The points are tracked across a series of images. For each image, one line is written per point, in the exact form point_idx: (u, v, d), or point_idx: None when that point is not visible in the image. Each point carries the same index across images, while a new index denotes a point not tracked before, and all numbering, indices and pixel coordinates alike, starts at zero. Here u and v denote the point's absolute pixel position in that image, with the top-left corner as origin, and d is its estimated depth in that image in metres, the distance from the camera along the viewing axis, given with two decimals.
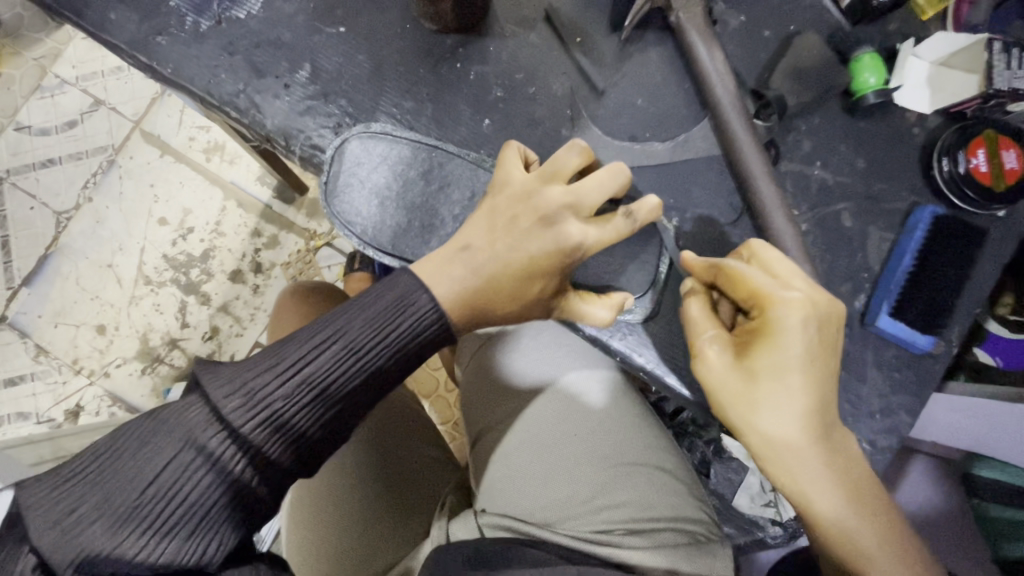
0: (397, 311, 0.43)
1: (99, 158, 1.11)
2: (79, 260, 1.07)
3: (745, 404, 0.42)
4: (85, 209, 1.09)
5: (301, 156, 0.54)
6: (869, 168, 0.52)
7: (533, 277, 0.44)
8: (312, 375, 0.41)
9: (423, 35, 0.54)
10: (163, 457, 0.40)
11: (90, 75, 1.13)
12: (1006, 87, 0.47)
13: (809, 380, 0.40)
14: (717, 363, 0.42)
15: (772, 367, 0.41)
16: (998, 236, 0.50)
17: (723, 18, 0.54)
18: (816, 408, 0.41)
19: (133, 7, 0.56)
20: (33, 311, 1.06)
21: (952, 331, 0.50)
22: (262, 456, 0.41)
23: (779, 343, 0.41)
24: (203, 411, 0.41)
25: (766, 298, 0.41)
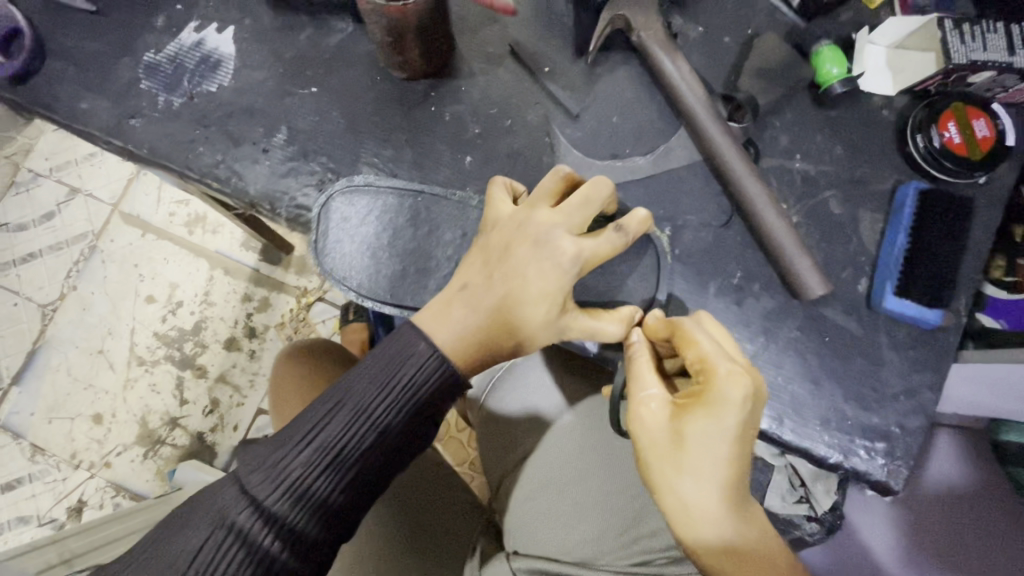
0: (397, 362, 0.42)
1: (81, 245, 1.10)
2: (69, 350, 1.05)
3: (668, 469, 0.40)
4: (70, 298, 1.07)
5: (288, 217, 0.54)
6: (847, 154, 0.53)
7: (534, 301, 0.42)
8: (328, 440, 0.40)
9: (393, 84, 0.55)
10: (196, 540, 0.39)
11: (63, 165, 1.14)
12: (965, 61, 0.48)
13: (737, 454, 0.39)
14: (648, 420, 0.41)
15: (701, 435, 0.39)
16: (985, 202, 0.51)
17: (682, 31, 0.55)
18: (737, 484, 0.39)
19: (103, 94, 0.56)
20: (26, 410, 1.03)
21: (959, 301, 0.50)
22: (290, 527, 0.40)
23: (712, 416, 0.39)
24: (233, 489, 0.40)
25: (707, 365, 0.40)
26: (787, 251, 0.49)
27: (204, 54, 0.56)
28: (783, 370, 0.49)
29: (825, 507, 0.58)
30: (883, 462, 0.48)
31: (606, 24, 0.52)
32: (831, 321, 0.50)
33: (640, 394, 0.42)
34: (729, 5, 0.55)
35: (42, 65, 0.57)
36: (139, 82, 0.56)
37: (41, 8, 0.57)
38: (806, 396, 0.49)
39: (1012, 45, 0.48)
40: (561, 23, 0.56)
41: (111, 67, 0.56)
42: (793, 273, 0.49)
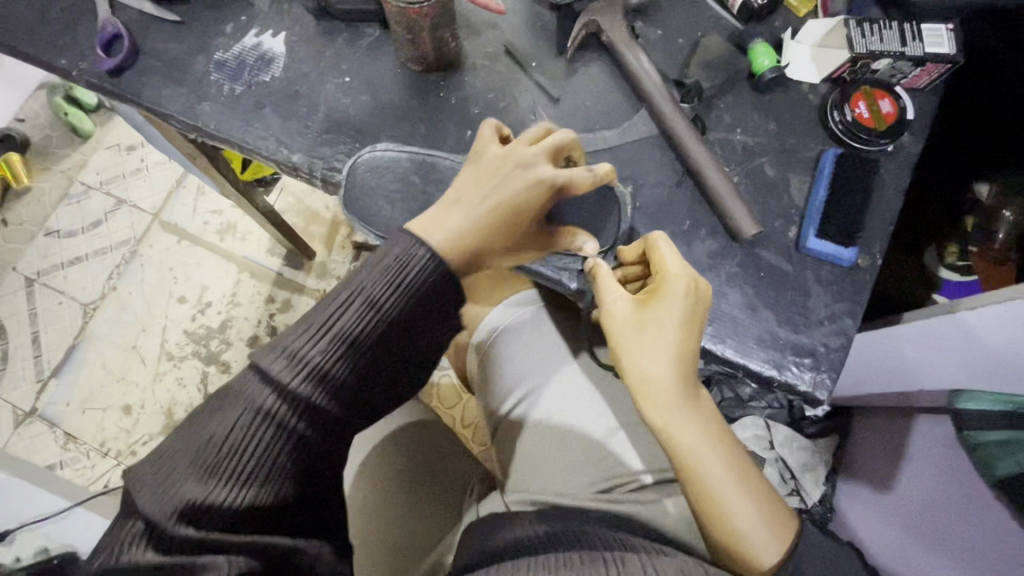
0: (400, 264, 0.52)
1: (123, 249, 1.43)
2: (105, 346, 1.35)
3: (633, 347, 0.52)
4: (110, 297, 1.39)
5: (323, 179, 0.67)
6: (779, 128, 0.64)
7: (522, 213, 0.55)
8: (343, 331, 0.51)
9: (411, 75, 0.69)
10: (229, 420, 0.49)
11: (112, 179, 1.49)
12: (865, 52, 0.60)
13: (683, 335, 0.51)
14: (615, 314, 0.53)
15: (657, 318, 0.52)
16: (893, 166, 0.62)
17: (644, 33, 0.68)
18: (684, 359, 0.52)
19: (180, 84, 0.70)
20: (61, 401, 1.32)
21: (873, 245, 0.60)
22: (310, 407, 0.50)
23: (667, 304, 0.51)
24: (256, 380, 0.50)
25: (662, 270, 0.53)
26: (727, 201, 0.60)
27: (261, 52, 0.70)
28: (726, 298, 0.59)
29: (812, 497, 0.83)
30: (811, 375, 0.57)
31: (580, 28, 0.66)
32: (766, 260, 0.60)
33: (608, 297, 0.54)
34: (682, 13, 0.68)
35: (134, 63, 0.71)
36: (209, 75, 0.70)
37: (136, 19, 0.72)
38: (745, 320, 0.59)
39: (904, 38, 0.60)
40: (547, 29, 0.70)
41: (187, 64, 0.71)
42: (731, 219, 0.60)
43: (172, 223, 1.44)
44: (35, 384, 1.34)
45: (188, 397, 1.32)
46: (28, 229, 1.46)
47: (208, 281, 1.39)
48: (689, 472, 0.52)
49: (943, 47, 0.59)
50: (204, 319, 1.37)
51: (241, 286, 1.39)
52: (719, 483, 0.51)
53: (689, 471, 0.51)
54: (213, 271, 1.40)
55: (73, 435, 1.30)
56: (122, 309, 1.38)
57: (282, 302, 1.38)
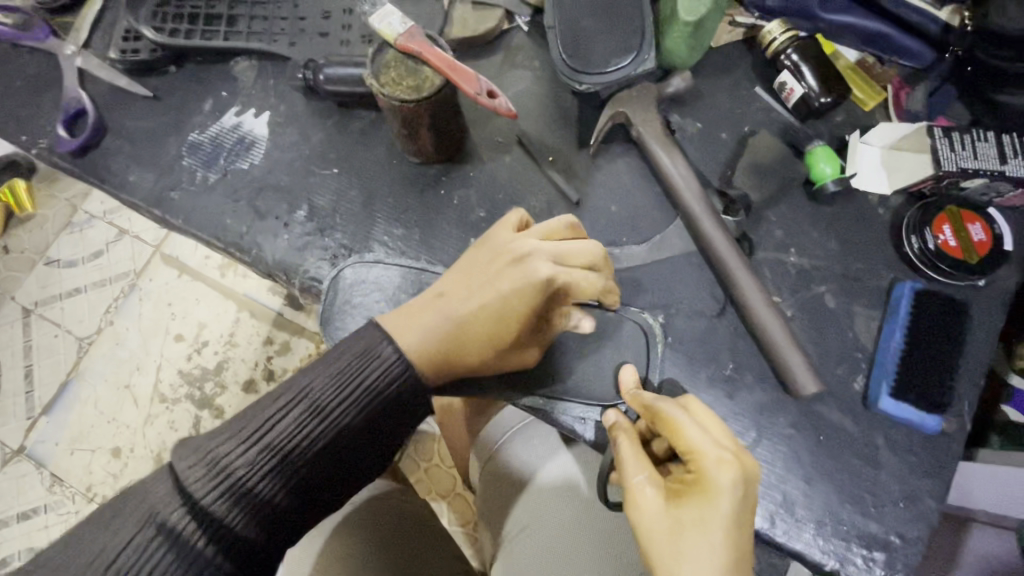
0: (360, 362, 0.44)
1: (122, 283, 1.36)
2: (98, 383, 1.28)
3: (668, 557, 0.39)
4: (106, 332, 1.32)
5: (301, 287, 0.58)
6: (842, 249, 0.54)
7: (502, 314, 0.45)
8: (277, 439, 0.42)
9: (409, 168, 0.60)
10: (120, 539, 0.38)
11: (116, 209, 1.42)
12: (955, 168, 0.50)
13: (733, 543, 0.39)
14: (642, 507, 0.42)
15: (698, 521, 0.39)
16: (985, 305, 0.51)
17: (680, 127, 0.58)
18: (736, 573, 0.39)
19: (150, 168, 0.62)
20: (50, 440, 1.26)
21: (960, 406, 0.49)
22: (225, 529, 0.40)
23: (711, 502, 0.39)
24: (166, 488, 0.40)
25: (698, 451, 0.41)
26: (777, 347, 0.49)
27: (241, 135, 0.62)
28: (774, 468, 0.48)
29: None
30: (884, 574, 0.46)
31: (606, 119, 0.56)
32: (825, 418, 0.49)
33: (632, 478, 0.43)
34: (726, 105, 0.59)
35: (100, 141, 0.63)
36: (181, 160, 0.62)
37: (106, 92, 0.65)
38: (799, 496, 0.47)
39: (1003, 154, 0.50)
40: (567, 116, 0.60)
41: (160, 146, 0.63)
42: (784, 368, 0.49)
43: (174, 257, 1.36)
44: (25, 422, 1.27)
45: None
46: (28, 257, 1.39)
47: (206, 319, 1.32)
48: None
49: None
50: (199, 359, 1.29)
51: (240, 326, 1.30)
52: None
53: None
54: (211, 308, 1.32)
55: (59, 478, 1.23)
56: (116, 344, 1.30)
57: (281, 344, 1.30)
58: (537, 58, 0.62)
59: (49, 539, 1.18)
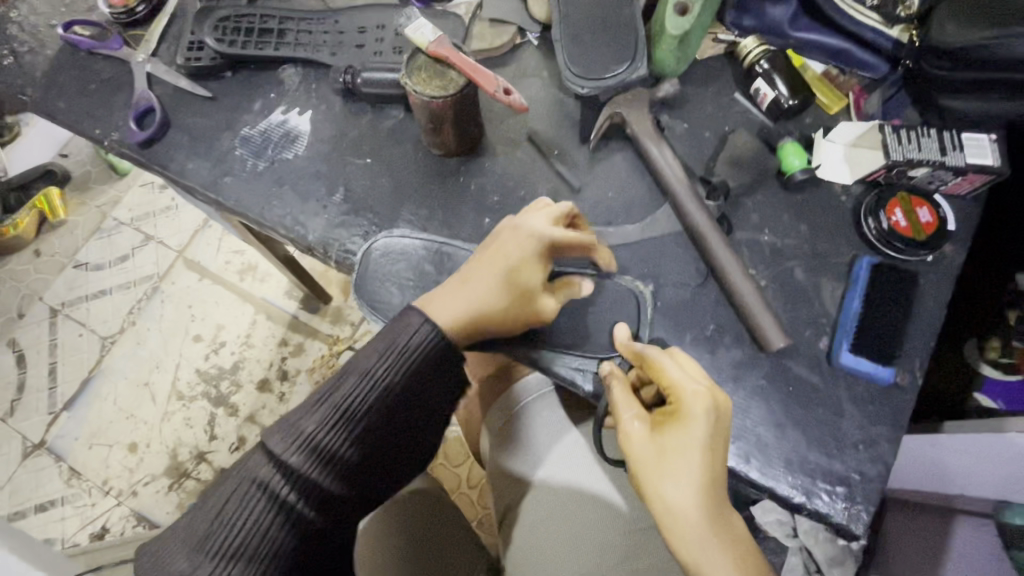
0: (398, 333, 0.54)
1: (145, 285, 1.52)
2: (119, 380, 1.42)
3: (653, 476, 0.47)
4: (128, 331, 1.47)
5: (336, 260, 0.66)
6: (810, 230, 0.61)
7: (518, 269, 0.54)
8: (338, 402, 0.52)
9: (432, 159, 0.68)
10: (229, 491, 0.50)
11: (144, 217, 1.59)
12: (902, 158, 0.58)
13: (708, 461, 0.46)
14: (633, 438, 0.49)
15: (677, 444, 0.47)
16: (933, 279, 0.58)
17: (670, 126, 0.67)
18: (710, 487, 0.46)
19: (206, 157, 0.71)
20: (70, 435, 1.39)
21: (912, 364, 0.56)
22: (305, 480, 0.50)
23: (687, 428, 0.47)
24: (260, 452, 0.51)
25: (677, 387, 0.48)
26: (752, 310, 0.57)
27: (286, 130, 0.71)
28: (751, 415, 0.55)
29: None
30: (844, 507, 0.52)
31: (605, 118, 0.65)
32: (795, 374, 0.56)
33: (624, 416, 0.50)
34: (709, 107, 0.67)
35: (163, 135, 0.73)
36: (233, 151, 0.71)
37: (170, 93, 0.75)
38: (772, 440, 0.54)
39: (944, 148, 0.58)
40: (571, 117, 0.69)
41: (215, 139, 0.72)
42: (758, 328, 0.57)
43: (196, 262, 1.52)
44: (47, 417, 1.41)
45: (193, 438, 1.38)
46: (59, 260, 1.56)
47: (224, 320, 1.47)
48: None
49: (987, 158, 0.57)
50: (216, 358, 1.43)
51: (256, 327, 1.45)
52: None
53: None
54: (230, 310, 1.47)
55: (77, 471, 1.36)
56: (138, 343, 1.45)
57: (294, 345, 1.44)
58: (545, 68, 0.72)
59: (65, 531, 1.30)
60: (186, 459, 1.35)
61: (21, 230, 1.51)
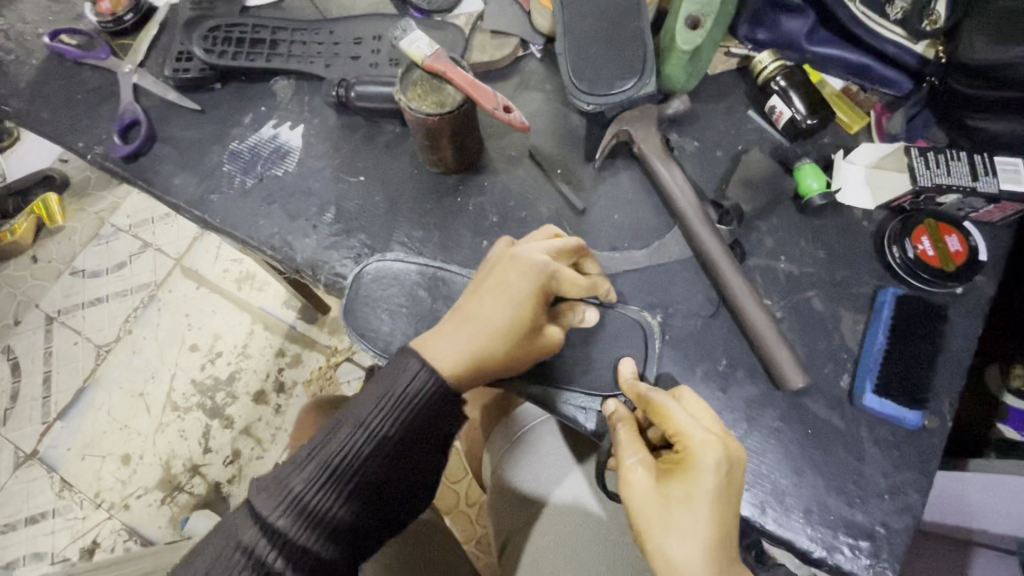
0: (394, 381, 0.50)
1: (142, 294, 1.49)
2: (113, 390, 1.39)
3: (657, 531, 0.43)
4: (124, 340, 1.44)
5: (326, 283, 0.63)
6: (829, 257, 0.58)
7: (522, 309, 0.50)
8: (327, 458, 0.48)
9: (429, 177, 0.65)
10: (210, 557, 0.46)
11: (141, 223, 1.56)
12: (930, 184, 0.54)
13: (718, 517, 0.42)
14: (635, 489, 0.45)
15: (683, 497, 0.43)
16: (963, 313, 0.54)
17: (679, 144, 0.64)
18: (720, 546, 0.42)
19: (193, 173, 0.68)
20: (62, 445, 1.36)
21: (940, 405, 0.52)
22: (292, 544, 0.47)
23: (696, 480, 0.43)
24: (245, 514, 0.48)
25: (685, 433, 0.44)
26: (769, 346, 0.53)
27: (277, 145, 0.68)
28: (765, 459, 0.51)
29: None
30: (869, 561, 0.48)
31: (611, 135, 0.61)
32: (813, 413, 0.52)
33: (625, 462, 0.46)
34: (721, 125, 0.64)
35: (150, 149, 0.70)
36: (221, 166, 0.68)
37: (157, 105, 0.72)
38: (789, 486, 0.50)
39: (975, 172, 0.54)
40: (575, 134, 0.66)
41: (203, 153, 0.69)
42: (774, 364, 0.53)
43: (195, 270, 1.50)
44: (40, 427, 1.38)
45: (187, 450, 1.34)
46: (55, 267, 1.53)
47: (221, 330, 1.44)
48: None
49: (1022, 185, 0.53)
50: (212, 369, 1.40)
51: (253, 338, 1.43)
52: None
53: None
54: (226, 320, 1.45)
55: (68, 483, 1.33)
56: (133, 353, 1.42)
57: (292, 357, 1.41)
58: (548, 82, 0.69)
59: (54, 545, 1.27)
60: (180, 472, 1.32)
61: (18, 237, 1.49)
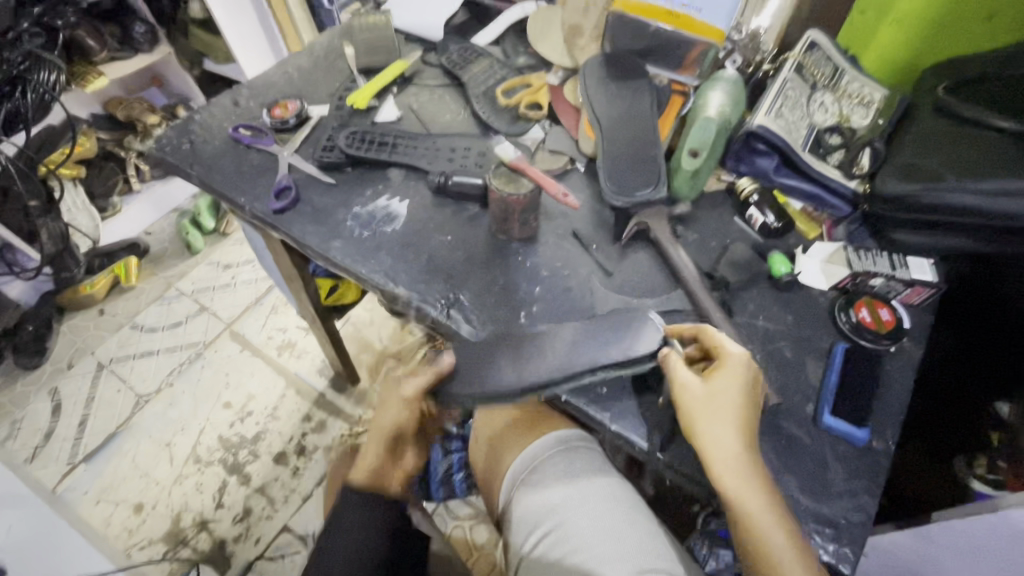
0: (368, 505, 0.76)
1: (190, 351, 2.00)
2: (142, 439, 1.81)
3: (704, 417, 0.62)
4: (164, 393, 1.90)
5: (414, 309, 0.83)
6: (795, 320, 0.77)
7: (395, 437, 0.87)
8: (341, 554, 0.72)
9: (498, 241, 0.88)
10: None
11: (202, 291, 2.15)
12: (862, 270, 0.77)
13: (744, 406, 0.62)
14: (688, 388, 0.64)
15: (722, 391, 0.62)
16: (897, 367, 0.72)
17: (684, 235, 0.87)
18: (745, 428, 0.61)
19: (321, 225, 0.92)
20: (81, 488, 1.72)
21: (883, 431, 0.68)
22: None
23: (730, 378, 0.63)
24: None
25: (723, 350, 0.65)
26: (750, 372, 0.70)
27: (388, 211, 0.93)
28: None
29: None
30: (833, 547, 0.60)
31: (635, 223, 0.85)
32: (786, 430, 0.68)
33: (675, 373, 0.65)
34: (714, 224, 0.88)
35: (293, 207, 0.95)
36: (345, 222, 0.92)
37: (302, 178, 0.98)
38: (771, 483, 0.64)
39: (894, 264, 0.77)
40: (606, 222, 0.90)
41: (330, 212, 0.94)
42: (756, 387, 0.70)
43: (242, 334, 2.03)
44: (65, 467, 1.76)
45: (200, 504, 1.70)
46: (118, 321, 2.08)
47: (254, 392, 1.90)
48: (758, 557, 0.58)
49: (927, 275, 0.75)
50: (240, 426, 1.83)
51: (285, 399, 1.88)
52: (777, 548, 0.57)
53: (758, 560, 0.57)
54: (264, 382, 1.92)
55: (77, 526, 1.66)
56: (171, 406, 1.87)
57: (316, 422, 1.85)
58: (588, 186, 0.95)
59: None
60: (188, 523, 1.66)
61: (95, 289, 2.04)
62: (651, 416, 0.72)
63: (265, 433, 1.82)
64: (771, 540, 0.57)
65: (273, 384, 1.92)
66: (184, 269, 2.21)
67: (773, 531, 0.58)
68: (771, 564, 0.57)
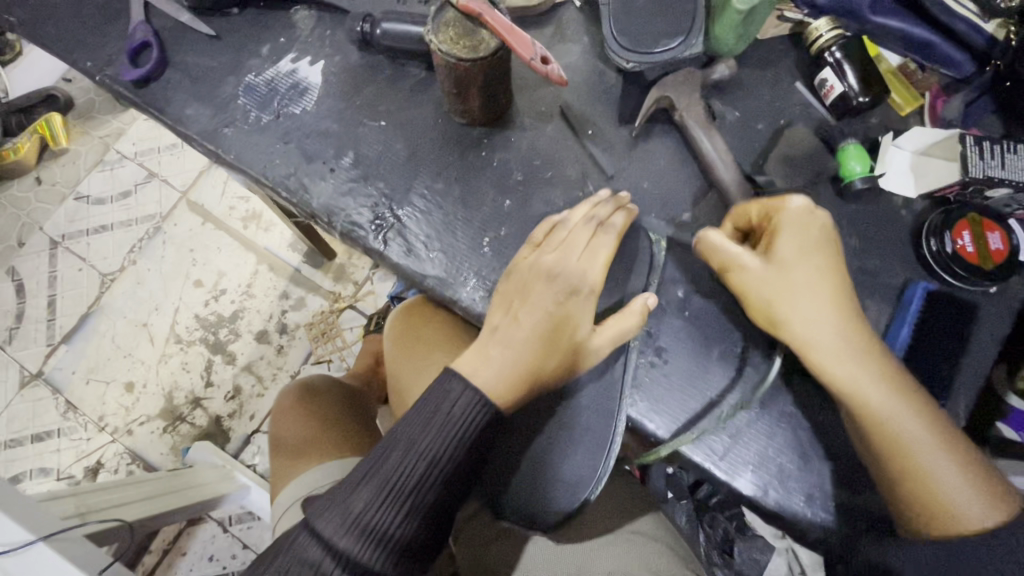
0: (403, 449, 0.49)
1: (147, 225, 1.62)
2: (117, 320, 1.54)
3: (781, 304, 0.51)
4: (128, 270, 1.58)
5: (341, 230, 0.60)
6: (862, 245, 0.56)
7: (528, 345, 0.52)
8: (373, 471, 0.49)
9: (454, 127, 0.62)
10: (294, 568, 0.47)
11: (146, 151, 1.68)
12: (981, 176, 0.52)
13: (824, 270, 0.51)
14: (750, 271, 0.52)
15: (791, 251, 0.51)
16: (991, 312, 0.54)
17: (721, 114, 0.61)
18: (843, 312, 0.50)
19: (207, 104, 0.65)
20: (67, 368, 1.51)
21: (952, 401, 0.52)
22: (357, 564, 0.47)
23: (791, 232, 0.51)
24: (310, 539, 0.48)
25: (770, 209, 0.52)
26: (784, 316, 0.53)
27: (296, 81, 0.65)
28: (773, 440, 0.54)
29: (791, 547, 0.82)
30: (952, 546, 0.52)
31: (652, 100, 0.58)
32: (811, 388, 0.55)
33: (741, 256, 0.52)
34: (765, 96, 0.60)
35: (161, 74, 0.66)
36: (236, 98, 0.65)
37: (169, 28, 0.67)
38: (794, 470, 0.53)
39: None
40: (609, 92, 0.63)
41: (215, 83, 0.65)
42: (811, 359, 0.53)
43: (198, 204, 1.63)
44: (45, 348, 1.53)
45: (189, 382, 1.50)
46: (59, 190, 1.66)
47: (224, 268, 1.58)
48: (895, 463, 0.48)
49: None
50: (216, 306, 1.55)
51: (257, 278, 1.57)
52: (930, 460, 0.47)
53: (908, 475, 0.47)
54: (232, 258, 1.58)
55: (72, 405, 1.48)
56: (138, 283, 1.57)
57: (295, 299, 1.56)
58: (585, 33, 0.65)
59: (60, 461, 1.43)
60: (181, 403, 1.48)
61: (22, 155, 1.60)
62: (653, 381, 0.55)
63: (242, 313, 1.55)
64: (919, 439, 0.47)
65: (241, 261, 1.58)
66: (120, 125, 1.71)
67: (911, 431, 0.48)
68: (916, 475, 0.47)
